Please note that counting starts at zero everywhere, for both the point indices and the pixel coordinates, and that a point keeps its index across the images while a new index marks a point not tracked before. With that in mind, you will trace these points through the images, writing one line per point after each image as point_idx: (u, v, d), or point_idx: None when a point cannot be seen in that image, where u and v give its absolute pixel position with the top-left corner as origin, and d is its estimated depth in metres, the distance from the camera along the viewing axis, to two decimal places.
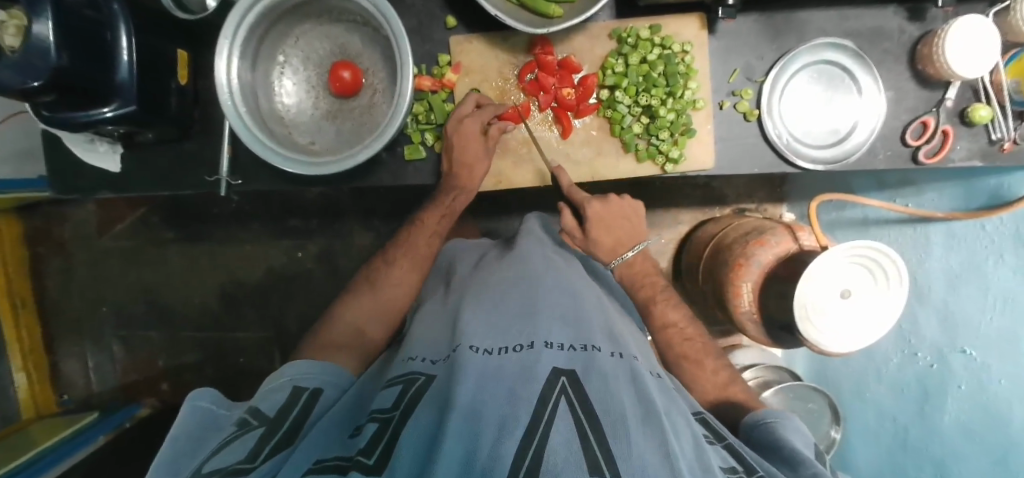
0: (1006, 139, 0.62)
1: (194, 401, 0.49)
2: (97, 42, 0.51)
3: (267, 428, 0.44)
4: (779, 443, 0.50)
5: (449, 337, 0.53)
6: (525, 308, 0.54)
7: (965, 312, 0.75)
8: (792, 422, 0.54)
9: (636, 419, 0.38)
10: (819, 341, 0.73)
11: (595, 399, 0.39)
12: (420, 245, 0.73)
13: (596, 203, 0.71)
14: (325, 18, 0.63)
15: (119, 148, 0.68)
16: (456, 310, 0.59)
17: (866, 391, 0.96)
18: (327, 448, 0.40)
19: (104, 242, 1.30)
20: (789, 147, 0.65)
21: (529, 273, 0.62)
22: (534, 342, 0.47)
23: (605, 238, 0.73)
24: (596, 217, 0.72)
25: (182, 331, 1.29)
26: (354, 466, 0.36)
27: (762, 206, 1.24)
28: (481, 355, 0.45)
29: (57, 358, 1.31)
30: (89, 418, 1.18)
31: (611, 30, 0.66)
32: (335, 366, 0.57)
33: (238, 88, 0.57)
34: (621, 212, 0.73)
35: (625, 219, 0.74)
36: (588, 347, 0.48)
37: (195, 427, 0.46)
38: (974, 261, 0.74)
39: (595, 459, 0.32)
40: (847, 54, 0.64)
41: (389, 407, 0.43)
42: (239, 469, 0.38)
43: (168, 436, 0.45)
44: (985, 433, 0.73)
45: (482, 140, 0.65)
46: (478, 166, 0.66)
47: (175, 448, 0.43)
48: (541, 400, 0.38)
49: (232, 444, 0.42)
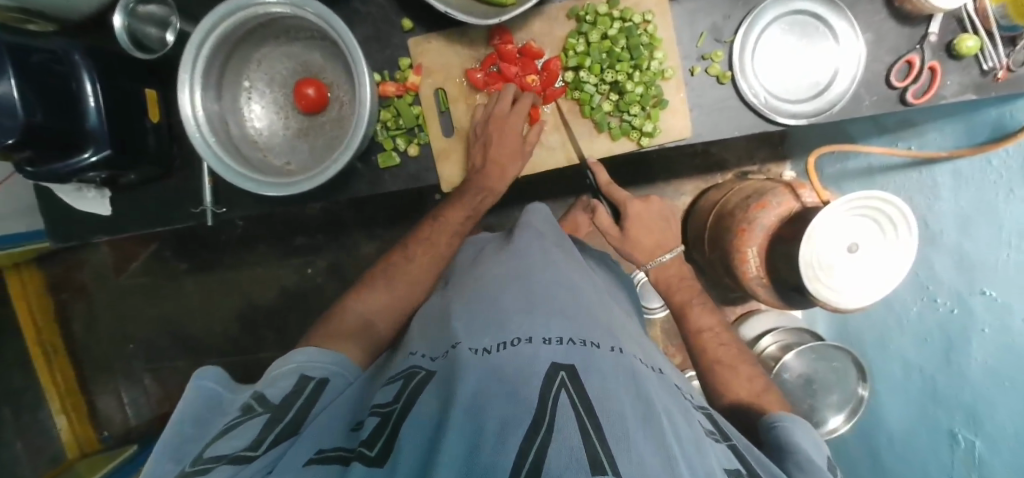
0: (999, 67, 0.59)
1: (200, 380, 0.51)
2: (64, 94, 0.53)
3: (273, 416, 0.45)
4: (790, 447, 0.51)
5: (447, 333, 0.50)
6: (523, 302, 0.51)
7: (981, 253, 0.70)
8: (803, 425, 0.55)
9: (636, 417, 0.36)
10: (831, 298, 0.71)
11: (595, 396, 0.36)
12: (440, 245, 0.72)
13: (636, 203, 0.78)
14: (283, 38, 0.64)
15: (106, 191, 0.71)
16: (449, 307, 0.57)
17: (890, 343, 0.93)
18: (328, 440, 0.39)
19: (122, 281, 1.35)
20: (767, 105, 0.63)
21: (525, 268, 0.59)
22: (533, 336, 0.44)
23: (645, 239, 0.78)
24: (636, 217, 0.78)
25: (208, 358, 1.34)
26: (357, 457, 0.35)
27: (765, 166, 1.20)
28: (479, 355, 0.42)
29: (93, 398, 1.36)
30: (128, 451, 1.24)
31: (569, 11, 0.64)
32: (345, 358, 0.57)
33: (205, 120, 0.58)
34: (659, 215, 0.79)
35: (663, 221, 0.79)
36: (587, 342, 0.45)
37: (201, 409, 0.48)
38: (984, 198, 0.68)
39: (595, 454, 0.29)
40: (817, 0, 0.61)
41: (390, 401, 0.42)
42: (243, 456, 0.39)
43: (174, 413, 0.47)
44: (1012, 376, 0.66)
45: (519, 140, 0.67)
46: (512, 167, 0.67)
47: (180, 430, 0.45)
48: (541, 398, 0.35)
49: (237, 429, 0.43)
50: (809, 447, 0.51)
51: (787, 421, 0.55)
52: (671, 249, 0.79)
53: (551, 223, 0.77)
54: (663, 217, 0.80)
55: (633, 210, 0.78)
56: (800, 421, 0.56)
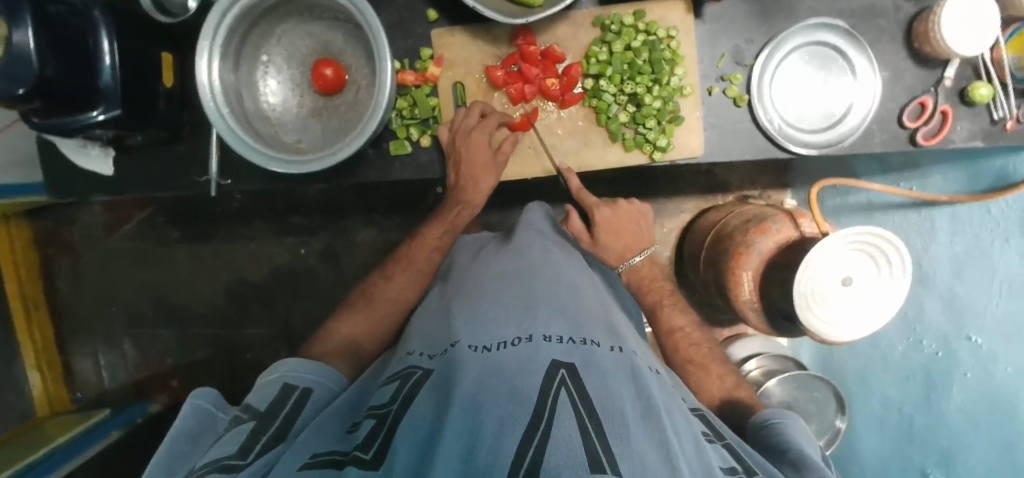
0: (1008, 118, 0.60)
1: (195, 400, 0.49)
2: (81, 49, 0.52)
3: (259, 422, 0.44)
4: (784, 445, 0.50)
5: (448, 330, 0.50)
6: (524, 301, 0.51)
7: (971, 297, 0.71)
8: (797, 424, 0.55)
9: (636, 416, 0.36)
10: (821, 330, 0.72)
11: (594, 394, 0.36)
12: (421, 260, 0.74)
13: (603, 209, 0.75)
14: (306, 16, 0.63)
15: (111, 151, 0.68)
16: (449, 305, 0.57)
17: (874, 380, 0.92)
18: (324, 444, 0.38)
19: (111, 243, 1.33)
20: (781, 132, 0.64)
21: (528, 267, 0.59)
22: (534, 334, 0.44)
23: (616, 243, 0.76)
24: (604, 223, 0.75)
25: (191, 328, 1.32)
26: (352, 461, 0.34)
27: (766, 192, 1.22)
28: (479, 353, 0.42)
29: (70, 358, 1.34)
30: (101, 414, 1.22)
31: (595, 18, 0.65)
32: (331, 370, 0.57)
33: (220, 89, 0.57)
34: (630, 218, 0.77)
35: (634, 225, 0.77)
36: (587, 341, 0.45)
37: (194, 428, 0.46)
38: (979, 243, 0.69)
39: (595, 452, 0.29)
40: (839, 34, 0.62)
41: (386, 402, 0.42)
42: (231, 465, 0.38)
43: (166, 434, 0.45)
44: (992, 422, 0.69)
45: (490, 151, 0.66)
46: (485, 176, 0.68)
47: (174, 450, 0.43)
48: (541, 393, 0.35)
49: (225, 439, 0.42)
50: (803, 444, 0.50)
51: (781, 421, 0.54)
52: (642, 250, 0.77)
53: (551, 224, 0.77)
54: (634, 220, 0.77)
55: (601, 216, 0.76)
56: (793, 420, 0.55)
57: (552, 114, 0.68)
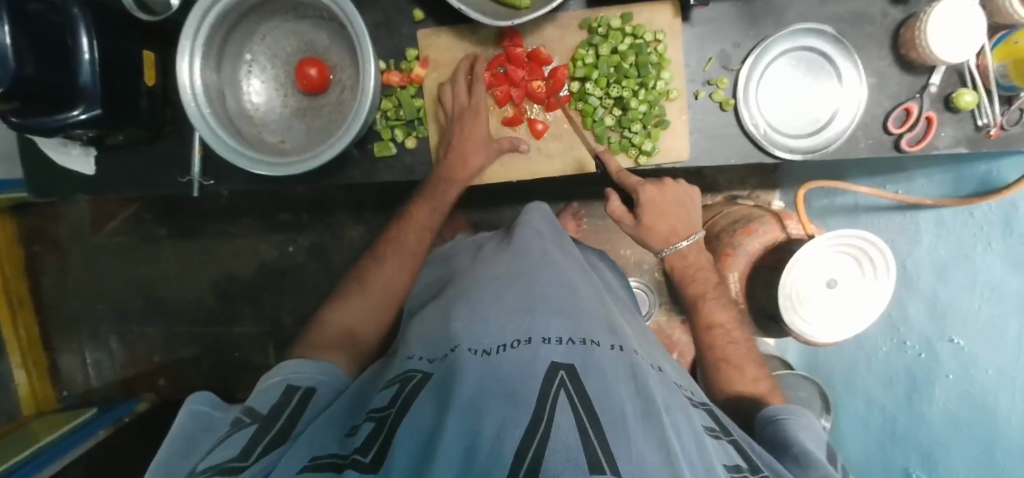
0: (993, 125, 0.60)
1: (192, 404, 0.50)
2: (58, 47, 0.52)
3: (261, 426, 0.44)
4: (790, 440, 0.51)
5: (445, 334, 0.50)
6: (520, 304, 0.50)
7: (954, 300, 0.71)
8: (806, 420, 0.55)
9: (636, 415, 0.36)
10: (804, 331, 0.73)
11: (595, 393, 0.37)
12: (410, 270, 0.73)
13: (648, 186, 0.68)
14: (291, 14, 0.63)
15: (92, 150, 0.69)
16: (449, 308, 0.56)
17: (857, 380, 0.94)
18: (323, 447, 0.39)
19: (97, 239, 1.31)
20: (766, 137, 0.64)
21: (526, 269, 0.58)
22: (532, 337, 0.44)
23: (660, 226, 0.71)
24: (649, 203, 0.69)
25: (178, 325, 1.32)
26: (351, 464, 0.35)
27: (755, 192, 1.21)
28: (478, 355, 0.42)
29: (57, 354, 1.34)
30: (89, 413, 1.21)
31: (582, 20, 0.65)
32: (336, 369, 0.58)
33: (202, 89, 0.57)
34: (678, 197, 0.71)
35: (681, 207, 0.71)
36: (587, 340, 0.45)
37: (194, 431, 0.47)
38: (963, 249, 0.70)
39: (594, 455, 0.29)
40: (826, 39, 0.62)
41: (384, 406, 0.42)
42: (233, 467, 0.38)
43: (166, 437, 0.45)
44: (972, 424, 0.70)
45: (485, 136, 0.67)
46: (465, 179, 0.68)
47: (172, 452, 0.43)
48: (540, 395, 0.36)
49: (225, 441, 0.42)
50: (810, 443, 0.51)
51: (789, 416, 0.55)
52: (689, 235, 0.71)
53: (550, 223, 0.76)
54: (680, 201, 0.71)
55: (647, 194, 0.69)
56: (801, 413, 0.56)
57: (538, 117, 0.68)
